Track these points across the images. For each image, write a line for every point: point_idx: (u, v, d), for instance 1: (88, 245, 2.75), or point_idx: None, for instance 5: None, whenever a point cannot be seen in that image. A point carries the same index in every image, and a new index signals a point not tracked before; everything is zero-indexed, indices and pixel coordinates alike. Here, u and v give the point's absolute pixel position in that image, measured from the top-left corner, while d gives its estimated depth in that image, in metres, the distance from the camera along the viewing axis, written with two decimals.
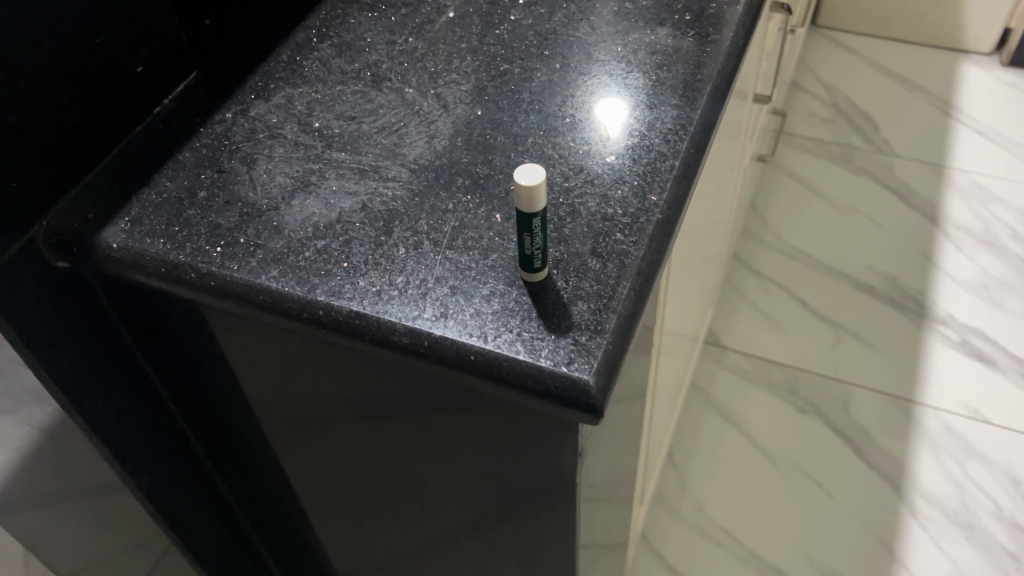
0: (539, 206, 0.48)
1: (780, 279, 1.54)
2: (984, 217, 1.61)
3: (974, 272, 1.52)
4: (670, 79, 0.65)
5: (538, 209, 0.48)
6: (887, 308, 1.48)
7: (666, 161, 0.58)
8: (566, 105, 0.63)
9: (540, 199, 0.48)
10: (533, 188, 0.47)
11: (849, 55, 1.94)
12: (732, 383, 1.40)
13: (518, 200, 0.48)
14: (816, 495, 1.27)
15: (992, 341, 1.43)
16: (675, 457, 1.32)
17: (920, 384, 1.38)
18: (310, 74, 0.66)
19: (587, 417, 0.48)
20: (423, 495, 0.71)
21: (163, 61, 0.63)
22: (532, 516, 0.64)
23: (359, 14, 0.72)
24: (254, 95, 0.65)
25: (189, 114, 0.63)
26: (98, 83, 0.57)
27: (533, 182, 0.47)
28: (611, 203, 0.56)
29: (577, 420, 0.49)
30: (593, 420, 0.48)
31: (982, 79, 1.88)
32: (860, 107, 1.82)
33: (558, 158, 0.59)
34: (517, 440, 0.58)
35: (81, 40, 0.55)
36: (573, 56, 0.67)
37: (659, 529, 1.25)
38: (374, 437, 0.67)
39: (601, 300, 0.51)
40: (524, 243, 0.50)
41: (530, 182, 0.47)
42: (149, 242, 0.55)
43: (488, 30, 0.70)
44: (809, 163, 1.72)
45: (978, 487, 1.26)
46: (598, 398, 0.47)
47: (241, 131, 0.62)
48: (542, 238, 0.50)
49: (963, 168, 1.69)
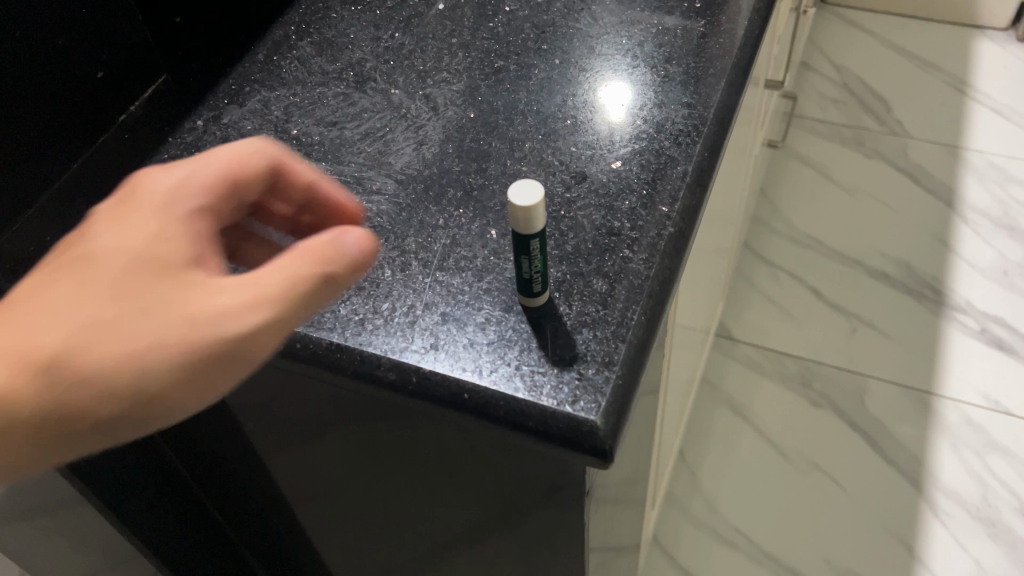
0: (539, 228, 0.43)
1: (791, 267, 1.48)
2: (1002, 199, 1.55)
3: (993, 256, 1.47)
4: (680, 74, 0.60)
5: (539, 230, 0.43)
6: (904, 296, 1.42)
7: (677, 166, 0.53)
8: (567, 104, 0.58)
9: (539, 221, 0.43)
10: (531, 209, 0.42)
11: (860, 33, 1.88)
12: (744, 377, 1.35)
13: (513, 221, 0.43)
14: (832, 492, 1.22)
15: (1012, 329, 1.37)
16: (686, 455, 1.27)
17: (938, 374, 1.32)
18: (287, 75, 0.61)
19: (595, 461, 0.43)
20: (419, 511, 0.67)
21: (127, 66, 0.58)
22: (536, 534, 0.60)
23: (341, 8, 0.66)
24: (227, 100, 0.60)
25: (156, 122, 0.59)
26: (60, 90, 0.53)
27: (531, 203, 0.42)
28: (617, 216, 0.51)
29: (583, 461, 0.44)
30: (602, 465, 0.43)
31: (998, 55, 1.81)
32: (872, 86, 1.76)
33: (559, 165, 0.54)
34: (520, 463, 0.53)
35: (40, 43, 0.50)
36: (574, 50, 0.62)
37: (671, 530, 1.20)
38: (364, 457, 0.63)
39: (608, 328, 0.46)
40: (521, 266, 0.45)
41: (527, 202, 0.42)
42: None
43: (481, 23, 0.64)
44: (820, 146, 1.66)
45: (1000, 482, 1.21)
46: (607, 440, 0.42)
47: (212, 140, 0.57)
48: (542, 260, 0.45)
49: (979, 149, 1.63)
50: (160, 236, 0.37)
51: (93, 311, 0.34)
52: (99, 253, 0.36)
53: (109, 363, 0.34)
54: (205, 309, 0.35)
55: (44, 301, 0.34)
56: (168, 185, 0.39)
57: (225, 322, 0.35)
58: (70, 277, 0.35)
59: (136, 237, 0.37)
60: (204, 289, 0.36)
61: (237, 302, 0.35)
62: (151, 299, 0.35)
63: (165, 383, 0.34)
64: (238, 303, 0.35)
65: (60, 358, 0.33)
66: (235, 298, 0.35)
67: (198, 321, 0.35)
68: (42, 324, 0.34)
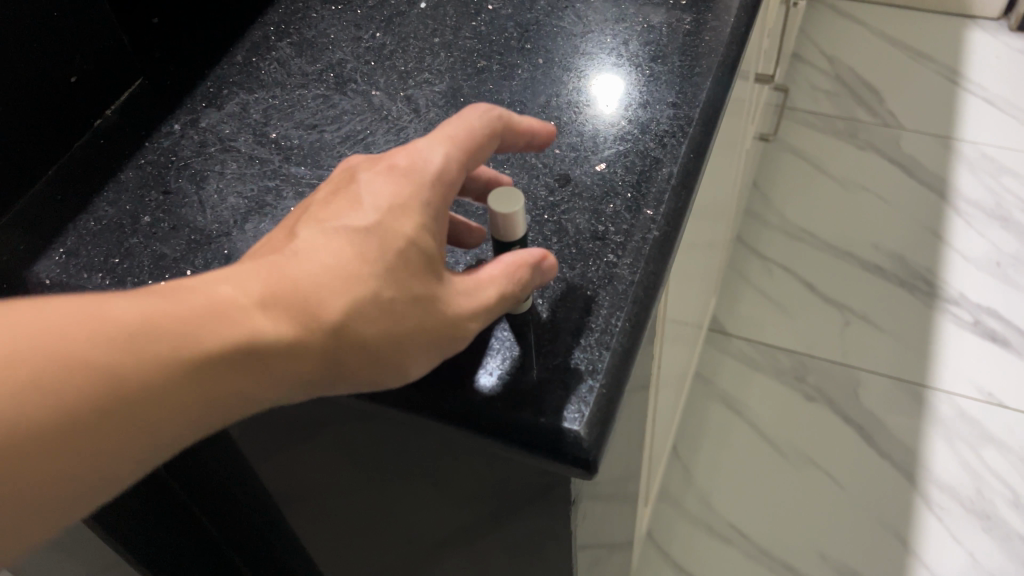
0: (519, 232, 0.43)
1: (784, 261, 1.48)
2: (994, 190, 1.54)
3: (985, 248, 1.46)
4: (666, 73, 0.59)
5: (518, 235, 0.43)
6: (897, 289, 1.42)
7: (662, 168, 0.52)
8: (551, 105, 0.57)
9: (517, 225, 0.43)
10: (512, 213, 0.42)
11: (851, 24, 1.86)
12: (737, 371, 1.34)
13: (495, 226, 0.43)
14: (826, 486, 1.21)
15: (1005, 321, 1.37)
16: (679, 450, 1.27)
17: (931, 367, 1.32)
18: (266, 77, 0.60)
19: (579, 472, 0.42)
20: (407, 516, 0.66)
21: (102, 69, 0.57)
22: (525, 538, 0.59)
23: (321, 7, 0.65)
24: (205, 103, 0.59)
25: (132, 127, 0.57)
26: (31, 96, 0.51)
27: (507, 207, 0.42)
28: (602, 220, 0.50)
29: (568, 471, 0.44)
30: (587, 475, 0.42)
31: (990, 44, 1.80)
32: (864, 77, 1.75)
33: (543, 168, 0.53)
34: (506, 468, 0.53)
35: (9, 49, 0.49)
36: (558, 49, 0.61)
37: (665, 526, 1.20)
38: (350, 464, 0.62)
39: (592, 335, 0.45)
40: None
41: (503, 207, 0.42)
42: (86, 277, 0.49)
43: (464, 22, 0.63)
44: (812, 138, 1.65)
45: (994, 475, 1.21)
46: (590, 450, 0.41)
47: (190, 144, 0.56)
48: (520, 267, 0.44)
49: (971, 139, 1.62)
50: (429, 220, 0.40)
51: (377, 275, 0.37)
52: (369, 225, 0.39)
53: (381, 332, 0.37)
54: (452, 301, 0.40)
55: (330, 261, 0.37)
56: (422, 165, 0.41)
57: (463, 321, 0.40)
58: (344, 241, 0.38)
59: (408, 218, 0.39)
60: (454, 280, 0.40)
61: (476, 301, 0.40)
62: (420, 282, 0.38)
63: (407, 360, 0.39)
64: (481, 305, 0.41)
65: (346, 319, 0.36)
66: (472, 295, 0.40)
67: (449, 311, 0.39)
68: (325, 280, 0.37)
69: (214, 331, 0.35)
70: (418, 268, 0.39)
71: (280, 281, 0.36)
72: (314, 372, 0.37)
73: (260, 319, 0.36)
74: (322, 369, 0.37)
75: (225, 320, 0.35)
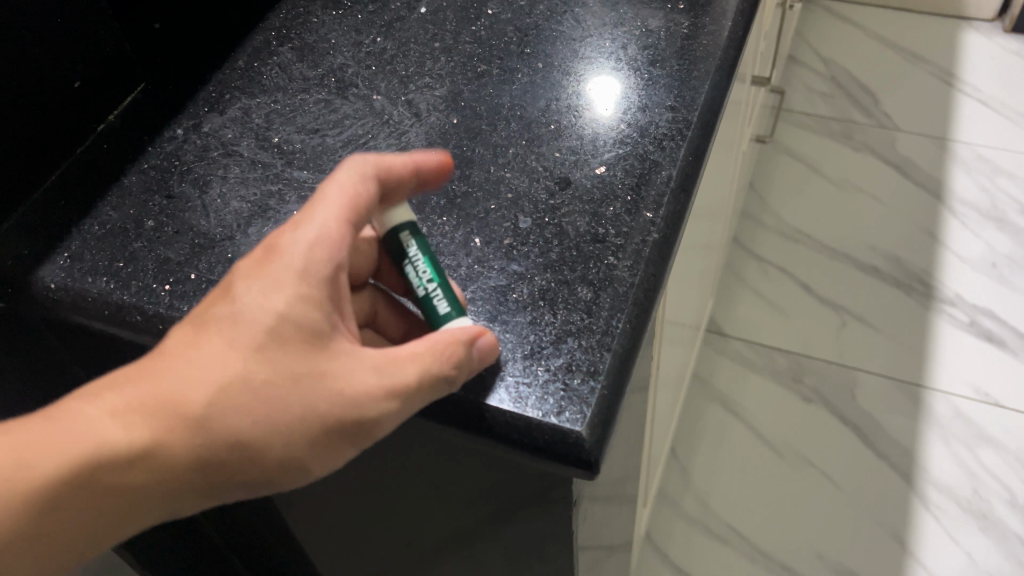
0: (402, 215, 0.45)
1: (781, 262, 1.48)
2: (989, 191, 1.55)
3: (981, 249, 1.47)
4: (664, 77, 0.59)
5: (396, 224, 0.44)
6: (893, 290, 1.42)
7: (662, 171, 0.53)
8: (550, 109, 0.57)
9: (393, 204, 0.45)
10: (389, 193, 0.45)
11: (846, 26, 1.87)
12: (735, 372, 1.35)
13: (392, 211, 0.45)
14: (823, 486, 1.22)
15: (1001, 321, 1.37)
16: (677, 451, 1.27)
17: (928, 367, 1.33)
18: (268, 82, 0.60)
19: (581, 472, 0.43)
20: (407, 521, 0.66)
21: (103, 74, 0.57)
22: (525, 540, 0.60)
23: (322, 12, 0.66)
24: (207, 108, 0.59)
25: (134, 131, 0.58)
26: (33, 102, 0.52)
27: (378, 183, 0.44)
28: (602, 223, 0.50)
29: (570, 472, 0.44)
30: (589, 475, 0.42)
31: (984, 46, 1.81)
32: (860, 79, 1.75)
33: (543, 171, 0.54)
34: (511, 476, 0.54)
35: (10, 54, 0.49)
36: (558, 53, 0.61)
37: (664, 527, 1.21)
38: (353, 473, 0.62)
39: (594, 337, 0.45)
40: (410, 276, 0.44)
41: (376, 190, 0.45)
42: (91, 281, 0.50)
43: (464, 27, 0.64)
44: (808, 140, 1.65)
45: (991, 474, 1.22)
46: (593, 451, 0.42)
47: (192, 149, 0.56)
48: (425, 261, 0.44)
49: (966, 140, 1.63)
50: (316, 295, 0.39)
51: (252, 368, 0.37)
52: (245, 314, 0.38)
53: (250, 426, 0.37)
54: (343, 377, 0.38)
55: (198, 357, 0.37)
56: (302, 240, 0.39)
57: (363, 399, 0.38)
58: (219, 335, 0.38)
59: (290, 298, 0.38)
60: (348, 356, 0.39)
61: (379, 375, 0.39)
62: (301, 365, 0.38)
63: (299, 434, 0.38)
64: (392, 380, 0.39)
65: (207, 415, 0.37)
66: (369, 371, 0.39)
67: (346, 388, 0.38)
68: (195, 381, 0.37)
69: (68, 447, 0.37)
70: (295, 347, 0.38)
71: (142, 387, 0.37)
72: (196, 472, 0.38)
73: (115, 428, 0.37)
74: (200, 471, 0.38)
75: (87, 431, 0.37)
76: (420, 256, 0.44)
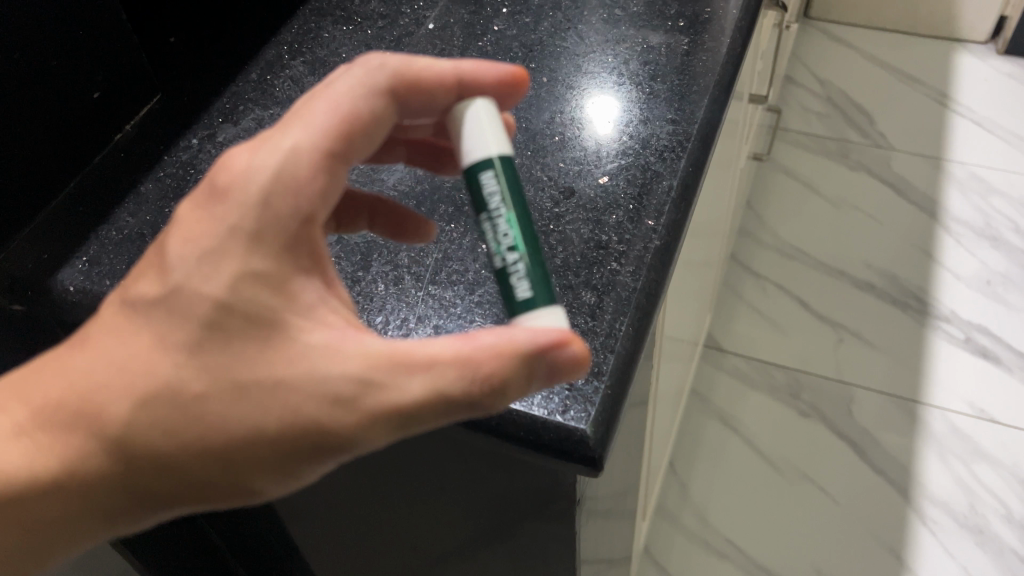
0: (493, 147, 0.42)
1: (778, 278, 1.50)
2: (984, 211, 1.57)
3: (976, 267, 1.49)
4: (664, 91, 0.61)
5: (482, 160, 0.41)
6: (889, 307, 1.44)
7: (663, 181, 0.55)
8: (554, 122, 0.59)
9: (484, 135, 0.42)
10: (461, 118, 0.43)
11: (842, 48, 1.90)
12: (733, 387, 1.36)
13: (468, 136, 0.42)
14: (820, 501, 1.23)
15: (997, 338, 1.39)
16: (675, 466, 1.28)
17: (924, 384, 1.34)
18: (281, 94, 0.63)
19: (584, 469, 0.44)
20: (411, 528, 0.67)
21: (122, 85, 0.59)
22: (529, 543, 0.61)
23: (333, 28, 0.68)
24: (221, 119, 0.61)
25: (151, 141, 0.60)
26: (56, 112, 0.54)
27: (463, 105, 0.43)
28: (605, 230, 0.52)
29: (574, 470, 0.46)
30: (592, 473, 0.44)
31: (978, 68, 1.83)
32: (856, 100, 1.78)
33: (547, 181, 0.56)
34: (516, 477, 0.55)
35: (36, 66, 0.51)
36: (561, 68, 0.63)
37: (662, 541, 1.22)
38: (359, 482, 0.63)
39: (598, 339, 0.47)
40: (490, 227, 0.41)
41: (460, 112, 0.43)
42: (107, 283, 0.51)
43: (471, 42, 0.66)
44: (805, 160, 1.68)
45: (987, 489, 1.23)
46: (596, 448, 0.43)
47: (207, 158, 0.58)
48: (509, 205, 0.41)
49: (960, 160, 1.65)
50: (270, 266, 0.37)
51: (151, 364, 0.37)
52: (178, 295, 0.37)
53: (170, 445, 0.38)
54: (305, 383, 0.37)
55: (123, 361, 0.37)
56: (248, 171, 0.37)
57: (335, 410, 0.37)
58: (122, 331, 0.38)
59: (238, 268, 0.37)
60: (337, 357, 0.38)
61: (359, 383, 0.38)
62: (245, 374, 0.37)
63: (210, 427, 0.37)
64: (388, 391, 0.38)
65: (124, 436, 0.37)
66: (350, 378, 0.37)
67: (309, 398, 0.37)
68: (127, 381, 0.37)
69: None
70: (243, 344, 0.37)
71: (57, 385, 0.38)
72: (110, 491, 0.39)
73: (23, 443, 0.39)
74: (117, 486, 0.39)
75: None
76: (504, 211, 0.41)
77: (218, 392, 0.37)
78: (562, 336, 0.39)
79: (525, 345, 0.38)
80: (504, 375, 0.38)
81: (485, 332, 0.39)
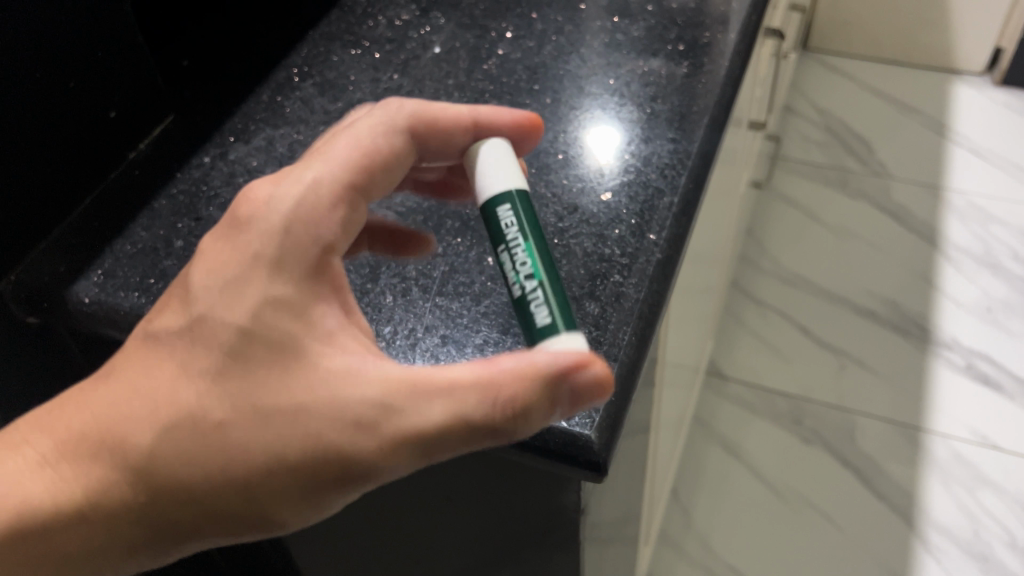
0: (509, 182, 0.44)
1: (779, 305, 1.50)
2: (984, 238, 1.57)
3: (977, 294, 1.48)
4: (665, 111, 0.63)
5: (500, 194, 0.44)
6: (890, 334, 1.44)
7: (664, 198, 0.56)
8: (560, 141, 0.61)
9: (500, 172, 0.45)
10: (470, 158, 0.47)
11: (840, 78, 1.90)
12: (735, 416, 1.36)
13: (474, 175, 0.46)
14: (825, 529, 1.23)
15: (998, 364, 1.38)
16: (679, 493, 1.28)
17: (926, 411, 1.34)
18: (290, 115, 0.65)
19: (590, 474, 0.45)
20: (414, 555, 0.67)
21: (136, 105, 0.60)
22: (534, 563, 0.61)
23: (342, 52, 0.70)
24: (233, 137, 0.63)
25: (164, 160, 0.62)
26: (73, 131, 0.55)
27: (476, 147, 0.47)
28: (608, 243, 0.54)
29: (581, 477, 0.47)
30: (597, 479, 0.45)
31: (975, 99, 1.82)
32: (855, 128, 1.78)
33: (552, 197, 0.57)
34: (524, 490, 0.55)
35: (53, 86, 0.52)
36: (565, 90, 0.65)
37: (665, 569, 1.21)
38: (365, 510, 0.63)
39: (601, 348, 0.48)
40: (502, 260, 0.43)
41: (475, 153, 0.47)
42: (122, 296, 0.53)
43: (476, 65, 0.68)
44: (805, 188, 1.68)
45: (991, 516, 1.23)
46: (601, 453, 0.45)
47: (219, 176, 0.61)
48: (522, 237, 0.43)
49: (959, 189, 1.65)
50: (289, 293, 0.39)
51: (176, 391, 0.39)
52: (208, 321, 0.39)
53: (191, 472, 0.39)
54: (328, 414, 0.39)
55: (145, 392, 0.39)
56: (271, 201, 0.40)
57: (355, 437, 0.39)
58: (149, 366, 0.40)
59: (259, 296, 0.39)
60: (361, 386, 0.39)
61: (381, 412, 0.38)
62: (265, 400, 0.39)
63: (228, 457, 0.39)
64: (409, 416, 0.38)
65: (144, 461, 0.39)
66: (373, 405, 0.39)
67: (329, 427, 0.38)
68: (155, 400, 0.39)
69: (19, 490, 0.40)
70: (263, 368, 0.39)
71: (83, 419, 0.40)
72: (130, 520, 0.40)
73: (46, 449, 0.40)
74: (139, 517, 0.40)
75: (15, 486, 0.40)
76: (521, 241, 0.43)
77: (236, 401, 0.39)
78: (580, 359, 0.38)
79: (545, 368, 0.38)
80: (524, 398, 0.38)
81: (503, 358, 0.39)
